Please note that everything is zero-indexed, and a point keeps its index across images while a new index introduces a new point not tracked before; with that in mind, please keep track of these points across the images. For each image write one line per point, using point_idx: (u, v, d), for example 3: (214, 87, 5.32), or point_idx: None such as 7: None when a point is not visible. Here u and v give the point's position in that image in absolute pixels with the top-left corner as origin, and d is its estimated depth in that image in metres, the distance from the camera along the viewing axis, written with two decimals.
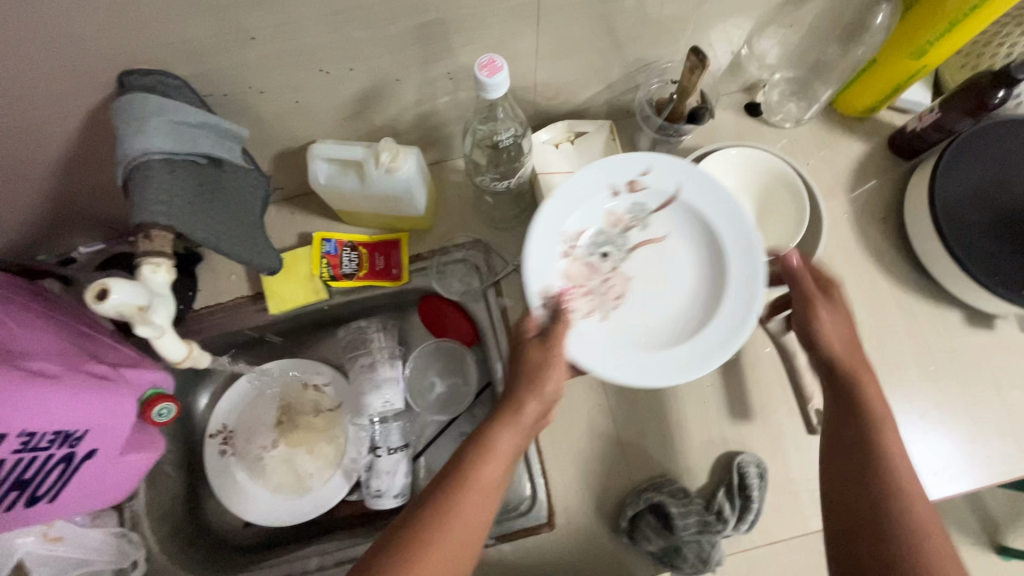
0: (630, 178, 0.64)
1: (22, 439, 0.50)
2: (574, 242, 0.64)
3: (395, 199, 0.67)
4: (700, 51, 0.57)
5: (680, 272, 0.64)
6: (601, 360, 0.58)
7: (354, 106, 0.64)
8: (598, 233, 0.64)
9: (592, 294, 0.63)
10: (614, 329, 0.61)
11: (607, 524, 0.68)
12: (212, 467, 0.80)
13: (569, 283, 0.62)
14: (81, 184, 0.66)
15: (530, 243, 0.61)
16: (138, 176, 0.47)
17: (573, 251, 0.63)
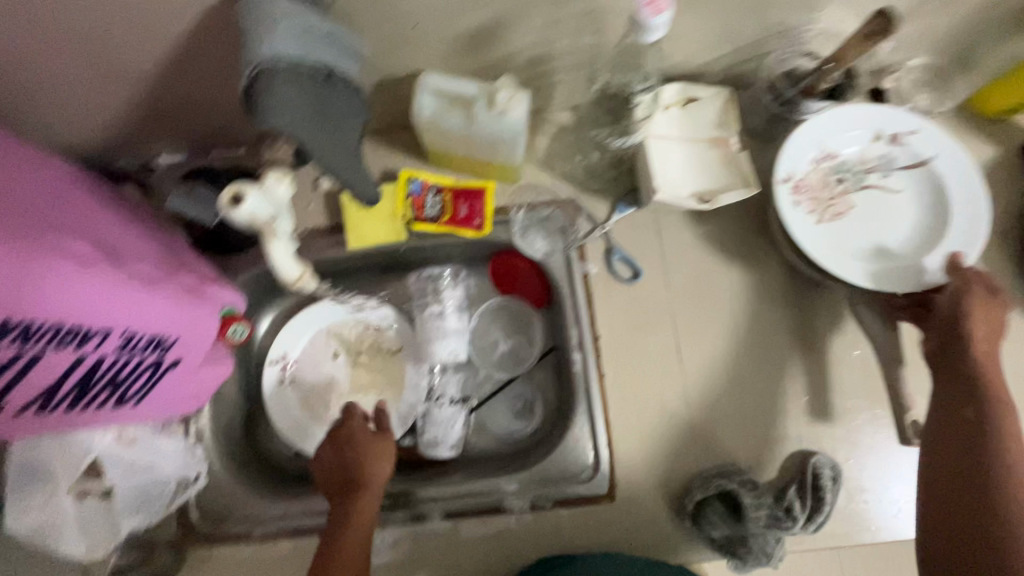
0: (895, 130, 0.67)
1: (124, 338, 0.48)
2: (828, 158, 0.68)
3: (497, 146, 0.64)
4: (889, 11, 0.49)
5: (892, 216, 0.67)
6: (830, 259, 0.65)
7: (470, 40, 0.60)
8: (844, 159, 0.68)
9: (817, 201, 0.67)
10: (828, 234, 0.67)
11: (670, 504, 0.66)
12: (269, 395, 0.78)
13: (806, 183, 0.67)
14: (177, 91, 0.63)
15: (783, 145, 0.66)
16: (263, 81, 0.44)
17: (821, 162, 0.68)
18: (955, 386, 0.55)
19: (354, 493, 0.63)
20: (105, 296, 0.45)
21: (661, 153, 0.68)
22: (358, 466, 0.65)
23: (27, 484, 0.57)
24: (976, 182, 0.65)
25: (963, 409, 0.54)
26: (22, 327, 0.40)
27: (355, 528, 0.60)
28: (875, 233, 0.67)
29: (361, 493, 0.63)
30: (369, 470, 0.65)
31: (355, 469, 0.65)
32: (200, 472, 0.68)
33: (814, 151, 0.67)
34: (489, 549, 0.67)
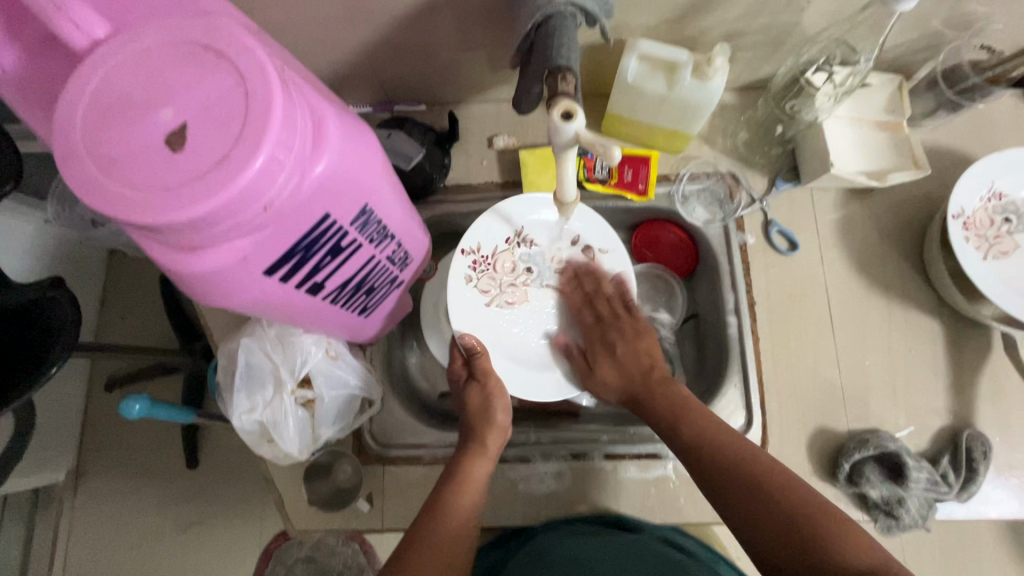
0: None
1: (394, 248, 0.51)
2: (995, 197, 0.70)
3: (690, 111, 0.68)
4: None
5: None
6: (1003, 299, 0.66)
7: (680, 12, 0.64)
8: (1011, 200, 0.70)
9: (983, 238, 0.69)
10: (996, 271, 0.69)
11: (824, 464, 0.70)
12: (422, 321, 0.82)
13: (975, 219, 0.69)
14: (393, 43, 0.68)
15: (959, 180, 0.69)
16: (553, 24, 0.50)
17: (991, 201, 0.70)
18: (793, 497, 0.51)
19: (468, 447, 0.64)
20: (400, 202, 0.48)
21: (836, 132, 0.72)
22: (470, 421, 0.65)
23: (255, 386, 0.64)
24: None
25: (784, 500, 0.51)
26: (368, 214, 0.42)
27: (469, 474, 0.61)
28: None
29: (474, 445, 0.63)
30: (483, 438, 0.64)
31: (465, 431, 0.65)
32: (378, 396, 0.71)
33: (985, 189, 0.70)
34: (645, 492, 0.71)
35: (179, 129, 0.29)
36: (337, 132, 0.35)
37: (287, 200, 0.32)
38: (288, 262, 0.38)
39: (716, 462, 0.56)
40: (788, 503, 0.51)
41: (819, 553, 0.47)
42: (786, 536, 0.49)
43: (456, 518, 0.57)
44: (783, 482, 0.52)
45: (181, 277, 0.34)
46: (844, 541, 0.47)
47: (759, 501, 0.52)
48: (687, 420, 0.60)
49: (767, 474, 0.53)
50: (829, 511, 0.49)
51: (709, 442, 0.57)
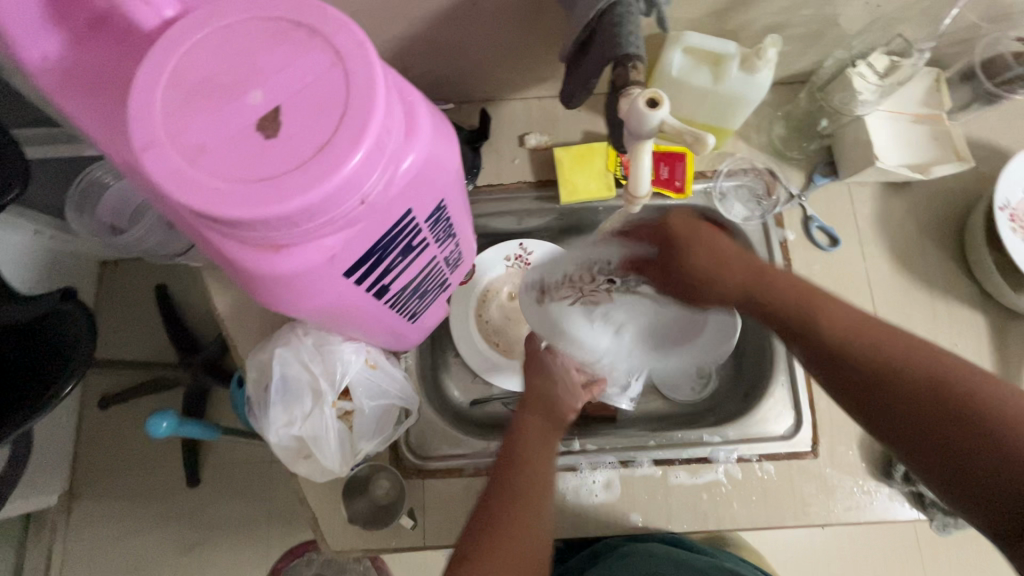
0: None
1: (452, 248, 0.48)
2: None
3: (734, 106, 0.67)
4: None
5: None
6: None
7: (727, 3, 0.63)
8: None
9: None
10: None
11: (878, 462, 0.68)
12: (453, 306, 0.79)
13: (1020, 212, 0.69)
14: (429, 37, 0.65)
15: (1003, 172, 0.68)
16: (618, 13, 0.48)
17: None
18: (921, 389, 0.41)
19: (527, 409, 0.62)
20: (464, 198, 0.45)
21: (876, 126, 0.71)
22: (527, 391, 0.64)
23: (291, 399, 0.60)
24: None
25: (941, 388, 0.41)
26: (441, 209, 0.39)
27: (533, 438, 0.59)
28: None
29: (533, 410, 0.62)
30: (537, 406, 0.62)
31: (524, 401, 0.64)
32: (416, 407, 0.68)
33: None
34: (697, 498, 0.68)
35: (272, 113, 0.26)
36: (426, 122, 0.32)
37: (381, 193, 0.30)
38: (366, 263, 0.35)
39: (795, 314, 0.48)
40: (860, 336, 0.45)
41: (898, 375, 0.42)
42: (866, 371, 0.44)
43: (534, 489, 0.54)
44: (852, 321, 0.46)
45: (258, 279, 0.31)
46: (920, 357, 0.42)
47: (838, 345, 0.46)
48: (769, 290, 0.50)
49: (836, 315, 0.47)
50: (900, 339, 0.44)
51: (771, 287, 0.50)
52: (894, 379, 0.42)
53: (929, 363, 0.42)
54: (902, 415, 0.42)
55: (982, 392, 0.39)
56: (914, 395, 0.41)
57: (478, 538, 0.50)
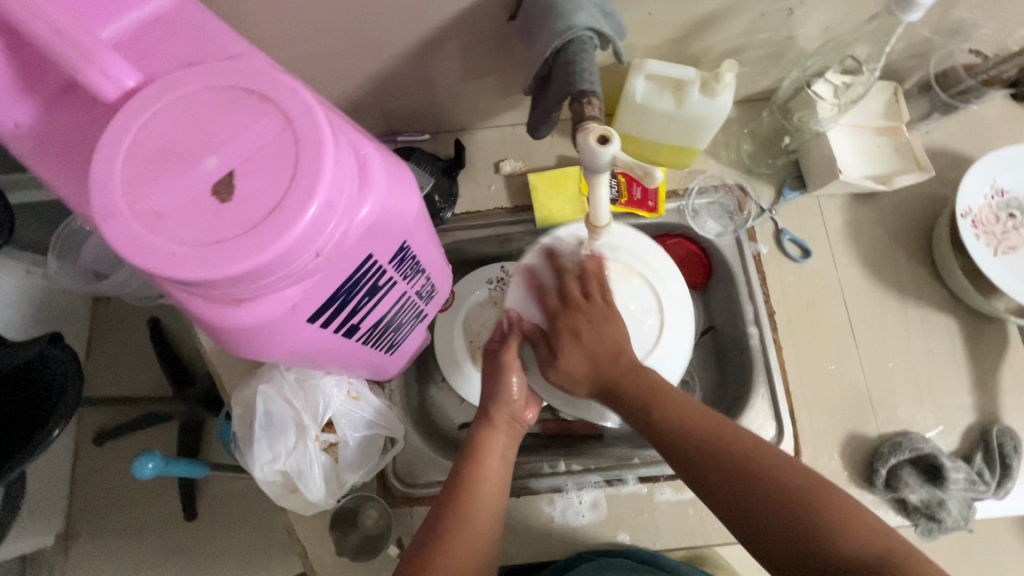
0: None
1: (423, 283, 0.50)
2: (998, 194, 0.72)
3: (699, 127, 0.68)
4: None
5: None
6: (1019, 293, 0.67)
7: (684, 31, 0.65)
8: (1013, 196, 0.72)
9: (992, 235, 0.70)
10: (1008, 265, 0.70)
11: (860, 471, 0.69)
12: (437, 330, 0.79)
13: (983, 218, 0.70)
14: (400, 74, 0.67)
15: (964, 179, 0.70)
16: (574, 49, 0.49)
17: (994, 199, 0.71)
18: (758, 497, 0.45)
19: (484, 418, 0.61)
20: (431, 236, 0.46)
21: (839, 139, 0.73)
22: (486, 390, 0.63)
23: (275, 435, 0.61)
24: None
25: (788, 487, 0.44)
26: (406, 249, 0.41)
27: (496, 453, 0.59)
28: None
29: (494, 424, 0.61)
30: (497, 420, 0.61)
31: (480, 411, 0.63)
32: (401, 435, 0.69)
33: (988, 187, 0.71)
34: (683, 513, 0.69)
35: (225, 178, 0.28)
36: (380, 173, 0.33)
37: (336, 245, 0.31)
38: (330, 307, 0.36)
39: (701, 457, 0.48)
40: (775, 489, 0.44)
41: (825, 541, 0.41)
42: (788, 543, 0.42)
43: (483, 512, 0.54)
44: (773, 470, 0.45)
45: (222, 331, 0.32)
46: (846, 527, 0.41)
47: (755, 502, 0.44)
48: (687, 431, 0.50)
49: (754, 462, 0.46)
50: (833, 498, 0.43)
51: (677, 439, 0.50)
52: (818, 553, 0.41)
53: (866, 542, 0.40)
54: (807, 569, 0.41)
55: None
56: (831, 566, 0.40)
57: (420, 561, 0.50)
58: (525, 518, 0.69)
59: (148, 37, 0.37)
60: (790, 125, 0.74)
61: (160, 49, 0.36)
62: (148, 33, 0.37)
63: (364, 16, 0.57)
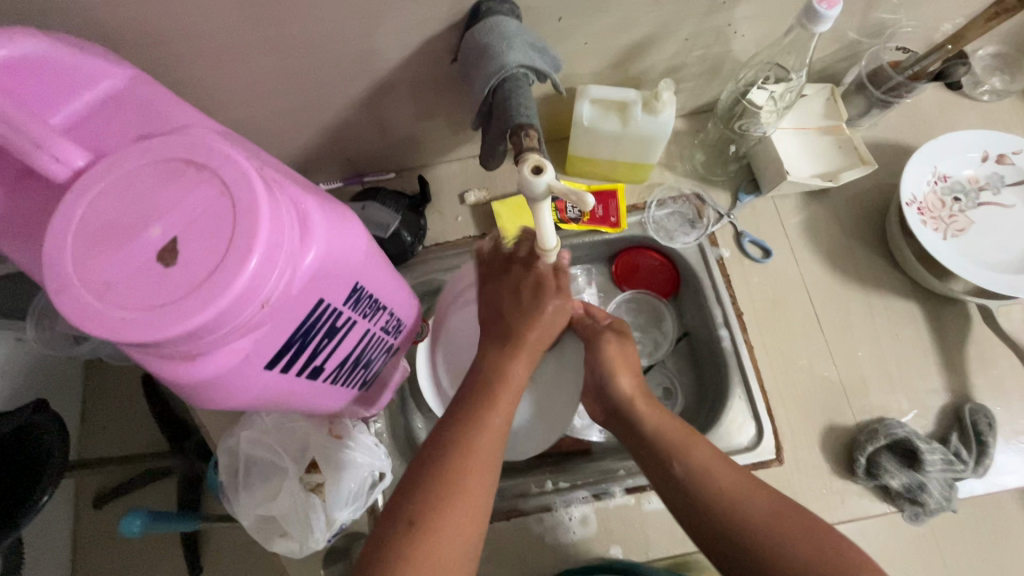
0: (1000, 151, 0.74)
1: (386, 317, 0.51)
2: (941, 180, 0.74)
3: (647, 144, 0.72)
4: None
5: (1011, 230, 0.73)
6: (971, 273, 0.69)
7: (622, 55, 0.69)
8: (956, 180, 0.74)
9: (939, 220, 0.73)
10: (957, 247, 0.72)
11: (840, 462, 0.70)
12: (417, 359, 0.80)
13: (927, 204, 0.73)
14: (358, 120, 0.70)
15: (906, 168, 0.73)
16: (510, 87, 0.53)
17: (937, 184, 0.74)
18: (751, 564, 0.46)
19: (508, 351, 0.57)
20: (387, 274, 0.48)
21: (781, 143, 0.77)
22: (509, 324, 0.59)
23: (258, 481, 0.63)
24: None
25: (770, 539, 0.46)
26: (359, 290, 0.42)
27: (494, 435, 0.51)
28: (1000, 244, 0.72)
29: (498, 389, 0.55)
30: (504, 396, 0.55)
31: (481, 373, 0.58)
32: (388, 467, 0.68)
33: (930, 174, 0.74)
34: (672, 521, 0.70)
35: (170, 244, 0.30)
36: (322, 223, 0.36)
37: (282, 294, 0.33)
38: (287, 353, 0.38)
39: (698, 519, 0.50)
40: (793, 557, 0.45)
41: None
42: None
43: (484, 457, 0.49)
44: (779, 536, 0.46)
45: (181, 387, 0.34)
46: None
47: (760, 565, 0.46)
48: (701, 494, 0.50)
49: (735, 512, 0.48)
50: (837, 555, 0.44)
51: (709, 508, 0.49)
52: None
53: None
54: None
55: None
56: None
57: (404, 540, 0.44)
58: (517, 541, 0.69)
59: (102, 118, 0.39)
60: (735, 134, 0.77)
61: (114, 128, 0.39)
62: (101, 114, 0.39)
63: (316, 70, 0.61)
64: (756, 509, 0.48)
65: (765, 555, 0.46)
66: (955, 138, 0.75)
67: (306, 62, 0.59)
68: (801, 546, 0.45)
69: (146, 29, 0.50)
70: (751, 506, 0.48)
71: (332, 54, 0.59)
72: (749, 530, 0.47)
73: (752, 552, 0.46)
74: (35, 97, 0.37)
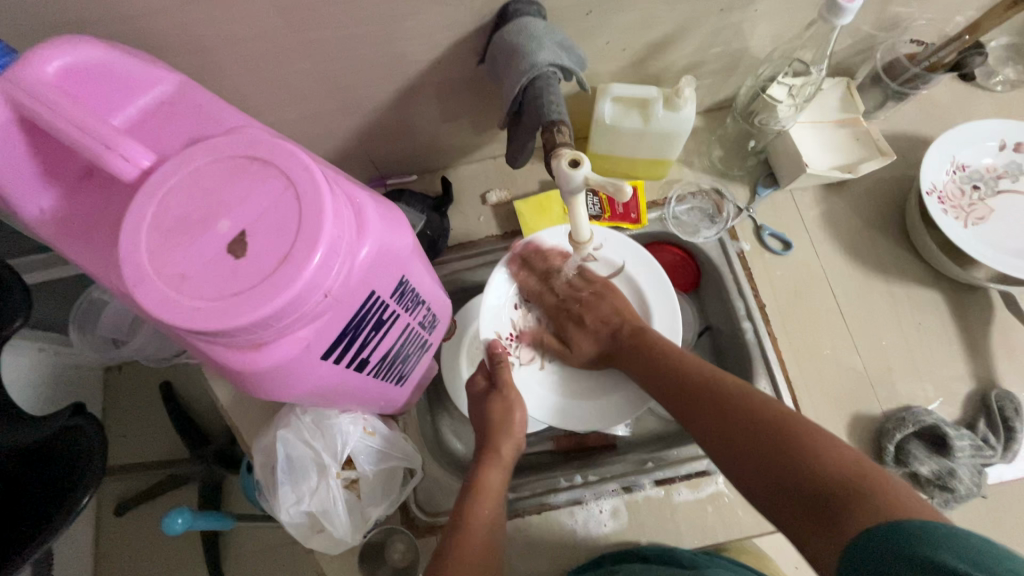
0: (1017, 140, 0.75)
1: (425, 313, 0.53)
2: (959, 169, 0.75)
3: (667, 140, 0.73)
4: None
5: None
6: (992, 259, 0.70)
7: (643, 53, 0.70)
8: (975, 169, 0.75)
9: (959, 208, 0.74)
10: (978, 235, 0.73)
11: (869, 449, 0.71)
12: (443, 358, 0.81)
13: (947, 193, 0.74)
14: (385, 122, 0.72)
15: (925, 158, 0.74)
16: (540, 85, 0.54)
17: (956, 173, 0.75)
18: (734, 441, 0.50)
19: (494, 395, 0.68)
20: (425, 270, 0.50)
21: (798, 137, 0.78)
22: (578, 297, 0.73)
23: (298, 477, 0.63)
24: None
25: (750, 406, 0.51)
26: (404, 283, 0.44)
27: (488, 497, 0.61)
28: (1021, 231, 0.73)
29: (489, 461, 0.64)
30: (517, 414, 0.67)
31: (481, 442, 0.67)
32: (419, 465, 0.71)
33: (949, 164, 0.74)
34: (703, 513, 0.70)
35: (239, 236, 0.31)
36: (375, 217, 0.37)
37: (342, 285, 0.34)
38: (340, 343, 0.39)
39: (705, 405, 0.55)
40: (750, 422, 0.50)
41: (797, 463, 0.44)
42: (775, 465, 0.46)
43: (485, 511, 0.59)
44: (753, 408, 0.51)
45: (246, 376, 0.35)
46: (818, 451, 0.44)
47: (747, 450, 0.49)
48: (689, 390, 0.57)
49: (735, 397, 0.53)
50: (797, 424, 0.47)
51: (681, 394, 0.58)
52: (793, 468, 0.44)
53: (836, 464, 0.42)
54: (792, 495, 0.43)
55: (886, 512, 0.37)
56: (804, 487, 0.43)
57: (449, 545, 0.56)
58: (548, 535, 0.70)
59: (157, 121, 0.41)
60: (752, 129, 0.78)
61: (171, 131, 0.40)
62: (156, 118, 0.41)
63: (351, 76, 0.62)
64: (730, 386, 0.54)
65: (757, 410, 0.50)
66: (971, 128, 0.76)
67: (342, 69, 0.61)
68: (769, 404, 0.50)
69: (187, 36, 0.52)
70: (746, 393, 0.53)
71: (361, 58, 0.60)
72: (734, 406, 0.52)
73: (736, 403, 0.52)
74: (97, 104, 0.39)
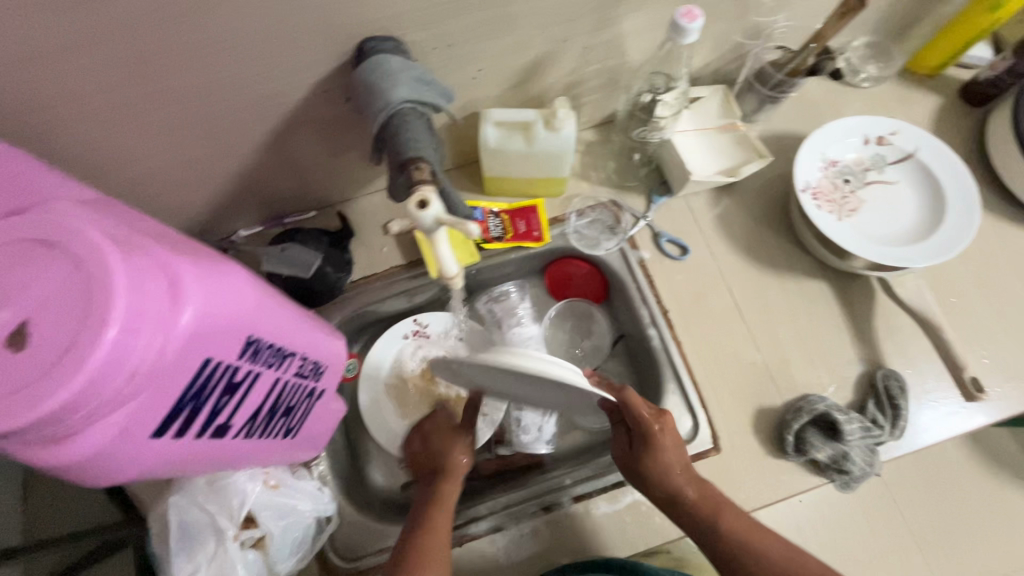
0: (879, 134, 0.80)
1: (301, 362, 0.52)
2: (831, 165, 0.79)
3: (554, 160, 0.74)
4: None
5: (899, 206, 0.78)
6: (866, 249, 0.74)
7: (520, 76, 0.71)
8: (845, 164, 0.80)
9: (834, 202, 0.78)
10: (853, 226, 0.77)
11: (772, 441, 0.73)
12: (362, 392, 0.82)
13: (821, 188, 0.78)
14: (266, 163, 0.70)
15: (798, 157, 0.78)
16: (398, 121, 0.54)
17: (829, 169, 0.79)
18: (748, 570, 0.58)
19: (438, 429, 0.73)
20: (289, 323, 0.49)
21: (682, 145, 0.80)
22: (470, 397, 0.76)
23: (193, 544, 0.59)
24: (955, 161, 0.78)
25: (753, 543, 0.60)
26: (254, 343, 0.43)
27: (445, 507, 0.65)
28: (891, 220, 0.77)
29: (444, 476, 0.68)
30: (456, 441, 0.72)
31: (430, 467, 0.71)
32: (333, 510, 0.70)
33: (820, 162, 0.79)
34: (622, 523, 0.71)
35: (21, 330, 0.30)
36: (197, 283, 0.35)
37: (156, 362, 0.32)
38: (178, 416, 0.37)
39: (715, 535, 0.61)
40: (763, 549, 0.59)
41: None
42: None
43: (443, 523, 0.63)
44: (755, 544, 0.60)
45: (59, 469, 0.33)
46: None
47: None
48: (693, 517, 0.63)
49: (748, 535, 0.60)
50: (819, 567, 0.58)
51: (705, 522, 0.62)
52: None
53: None
54: None
55: None
56: None
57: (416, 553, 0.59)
58: (469, 567, 0.69)
59: None
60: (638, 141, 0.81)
61: None
62: None
63: (214, 122, 0.60)
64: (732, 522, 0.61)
65: (762, 547, 0.59)
66: (838, 125, 0.80)
67: (202, 116, 0.59)
68: (769, 540, 0.60)
69: (14, 97, 0.49)
70: (735, 518, 0.62)
71: (222, 104, 0.58)
72: (744, 540, 0.60)
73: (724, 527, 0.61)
74: None
